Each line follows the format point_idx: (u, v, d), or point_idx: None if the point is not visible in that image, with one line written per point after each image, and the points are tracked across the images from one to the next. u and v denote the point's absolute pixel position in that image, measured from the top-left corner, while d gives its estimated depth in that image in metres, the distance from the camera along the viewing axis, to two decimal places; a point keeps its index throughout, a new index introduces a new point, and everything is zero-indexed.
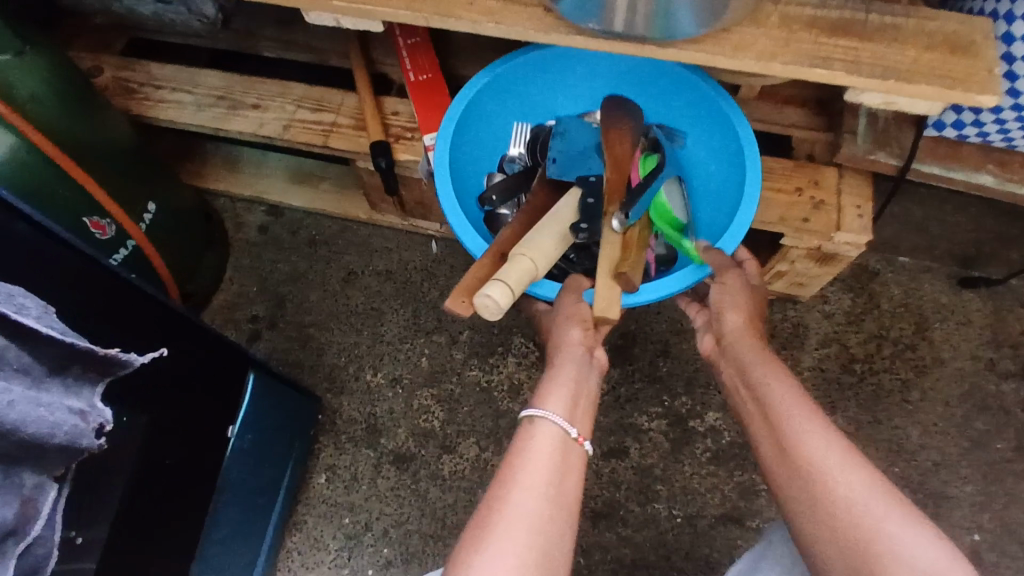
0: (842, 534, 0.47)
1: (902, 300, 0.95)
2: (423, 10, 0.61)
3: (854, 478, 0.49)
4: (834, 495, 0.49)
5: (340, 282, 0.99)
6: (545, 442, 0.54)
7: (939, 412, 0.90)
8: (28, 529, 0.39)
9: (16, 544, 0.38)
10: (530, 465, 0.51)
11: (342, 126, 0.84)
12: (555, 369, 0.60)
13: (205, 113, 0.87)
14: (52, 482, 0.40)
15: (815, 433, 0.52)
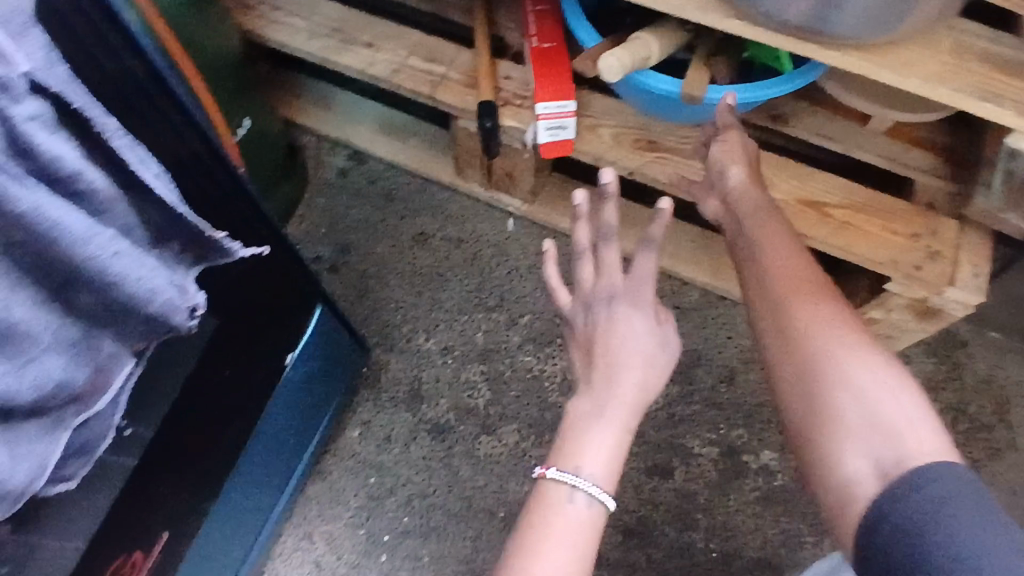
0: (810, 386, 0.48)
1: (988, 376, 0.89)
2: None
3: (838, 336, 0.49)
4: (812, 350, 0.49)
5: (409, 241, 0.97)
6: (562, 509, 0.46)
7: (1007, 501, 0.84)
8: (91, 399, 0.34)
9: (77, 411, 0.34)
10: (549, 540, 0.44)
11: (451, 80, 0.82)
12: (600, 408, 0.49)
13: (316, 42, 0.85)
14: (130, 356, 0.35)
15: (804, 293, 0.52)
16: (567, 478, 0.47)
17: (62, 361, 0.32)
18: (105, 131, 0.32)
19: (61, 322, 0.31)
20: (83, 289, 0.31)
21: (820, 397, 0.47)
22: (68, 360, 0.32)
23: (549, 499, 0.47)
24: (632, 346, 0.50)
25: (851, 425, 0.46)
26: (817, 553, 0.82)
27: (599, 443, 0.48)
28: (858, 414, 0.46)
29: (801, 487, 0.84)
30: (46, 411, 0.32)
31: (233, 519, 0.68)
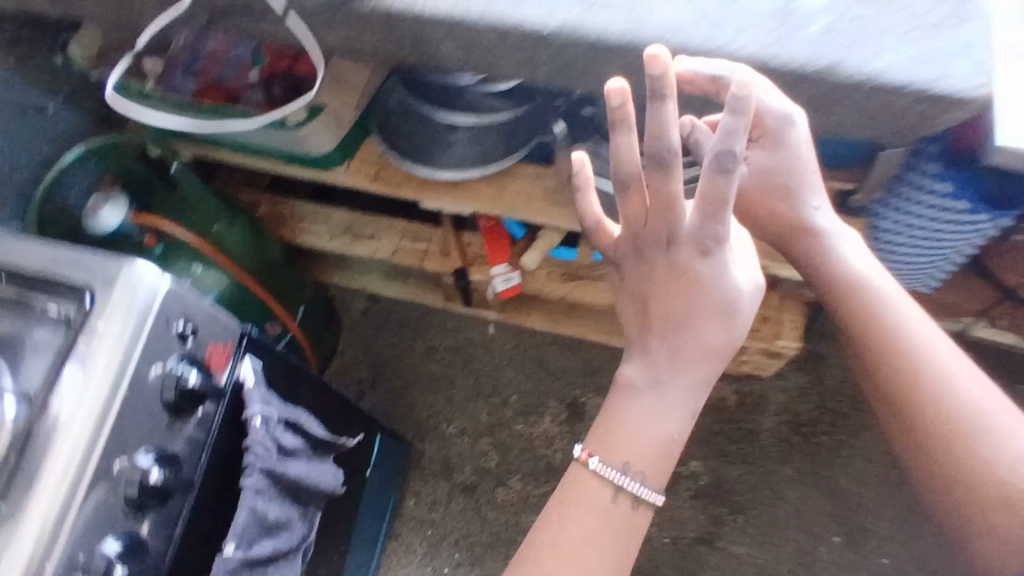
0: (943, 471, 0.61)
1: (841, 379, 1.26)
2: (499, 208, 0.95)
3: (956, 413, 0.61)
4: (925, 432, 0.62)
5: (423, 354, 1.35)
6: (596, 493, 0.65)
7: (864, 466, 1.21)
8: (310, 533, 0.70)
9: (304, 542, 0.70)
10: (597, 535, 0.64)
11: (433, 253, 1.20)
12: (658, 404, 0.66)
13: (336, 240, 1.23)
14: (316, 509, 0.72)
15: (920, 364, 0.63)
16: (613, 474, 0.65)
17: (302, 523, 0.68)
18: (302, 423, 0.68)
19: (299, 507, 0.67)
20: (307, 491, 0.67)
21: (939, 474, 0.61)
22: (302, 521, 0.68)
23: (587, 487, 0.65)
24: (704, 340, 0.65)
25: (1004, 528, 0.57)
26: (737, 526, 1.19)
27: (648, 436, 0.65)
28: (996, 515, 0.57)
29: (719, 481, 1.22)
30: (298, 547, 0.68)
31: None
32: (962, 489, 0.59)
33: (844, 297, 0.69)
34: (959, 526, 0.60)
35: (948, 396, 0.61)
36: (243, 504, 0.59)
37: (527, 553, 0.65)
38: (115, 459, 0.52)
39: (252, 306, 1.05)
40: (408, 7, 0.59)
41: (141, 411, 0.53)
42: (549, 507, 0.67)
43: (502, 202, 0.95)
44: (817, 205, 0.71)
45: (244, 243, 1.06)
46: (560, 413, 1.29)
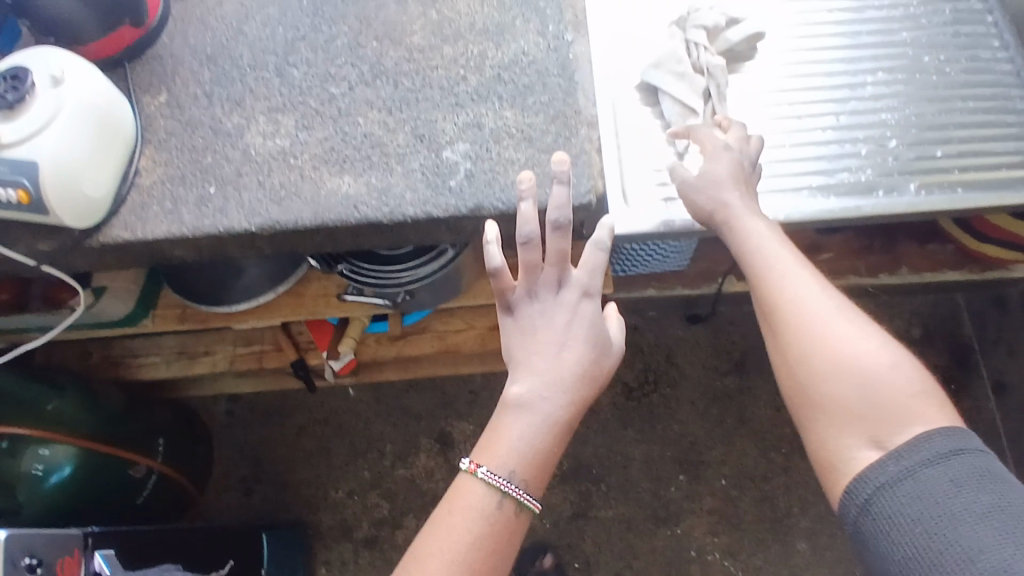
0: (807, 369, 0.59)
1: (655, 341, 1.47)
2: (300, 313, 1.05)
3: (829, 318, 0.60)
4: (795, 335, 0.60)
5: (296, 434, 1.46)
6: (490, 512, 0.62)
7: (690, 408, 1.42)
8: None
9: None
10: (492, 550, 0.61)
11: (269, 350, 1.29)
12: (535, 418, 0.65)
13: (174, 365, 1.29)
14: None
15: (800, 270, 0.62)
16: (499, 482, 0.63)
17: None
18: None
19: None
20: None
21: (801, 376, 0.59)
22: None
23: (473, 506, 0.62)
24: (582, 366, 0.66)
25: (862, 421, 0.56)
26: (602, 494, 1.38)
27: (532, 443, 0.64)
28: (857, 414, 0.57)
29: (579, 461, 1.39)
30: None
31: None
32: (829, 385, 0.58)
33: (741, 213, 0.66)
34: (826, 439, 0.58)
35: (821, 319, 0.60)
36: None
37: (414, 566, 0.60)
38: None
39: (107, 462, 1.14)
40: (131, 238, 0.70)
41: None
42: (433, 529, 0.62)
43: (302, 307, 1.05)
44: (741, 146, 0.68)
45: (81, 410, 1.13)
46: (432, 447, 1.43)
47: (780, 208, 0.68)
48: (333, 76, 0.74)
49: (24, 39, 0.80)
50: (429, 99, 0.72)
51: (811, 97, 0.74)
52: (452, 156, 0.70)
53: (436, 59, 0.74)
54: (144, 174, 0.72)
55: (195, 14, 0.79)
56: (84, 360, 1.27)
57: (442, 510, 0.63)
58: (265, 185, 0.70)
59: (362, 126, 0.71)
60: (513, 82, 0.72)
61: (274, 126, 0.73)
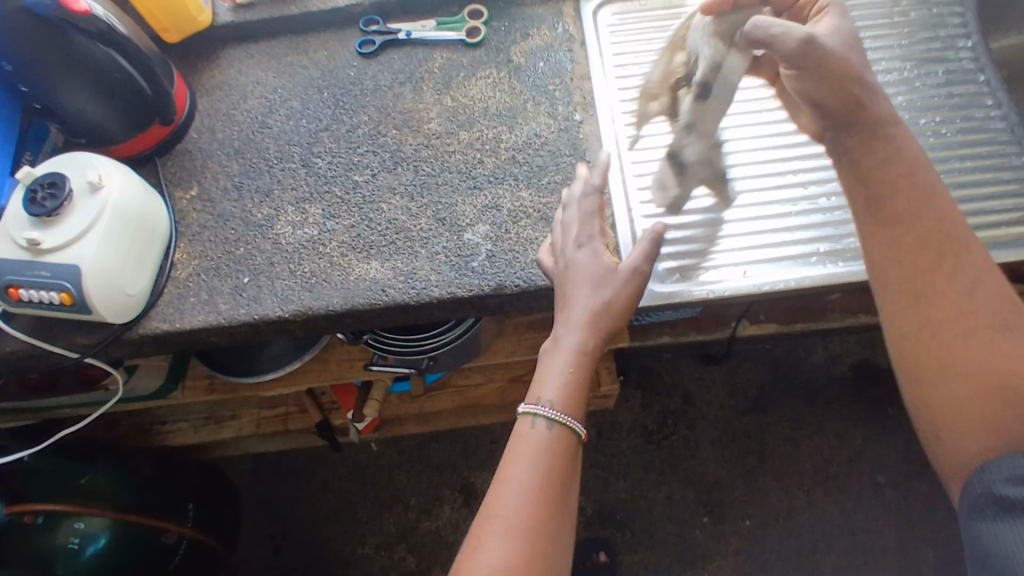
0: (954, 359, 0.56)
1: (672, 383, 1.50)
2: (325, 380, 1.07)
3: (983, 312, 0.57)
4: (947, 322, 0.57)
5: (321, 491, 1.47)
6: (551, 451, 0.59)
7: (709, 448, 1.44)
8: None
9: None
10: (560, 488, 0.59)
11: (294, 412, 1.32)
12: (558, 348, 0.63)
13: (200, 430, 1.31)
14: None
15: (958, 232, 0.58)
16: (541, 409, 0.60)
17: None
18: None
19: None
20: None
21: (939, 349, 0.57)
22: None
23: (536, 445, 0.60)
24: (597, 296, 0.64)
25: (991, 417, 0.54)
26: (627, 538, 1.39)
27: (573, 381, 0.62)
28: (993, 420, 0.54)
29: (603, 506, 1.41)
30: None
31: None
32: (965, 367, 0.56)
33: (879, 158, 0.61)
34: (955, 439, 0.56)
35: (971, 310, 0.57)
36: None
37: (489, 521, 0.57)
38: None
39: (138, 532, 1.15)
40: (169, 328, 0.73)
41: None
42: (497, 478, 0.59)
43: (327, 373, 1.08)
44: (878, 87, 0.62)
45: (109, 483, 1.15)
46: (457, 498, 1.45)
47: (793, 273, 0.71)
48: (356, 165, 0.79)
49: (52, 135, 0.80)
50: (449, 182, 0.76)
51: (815, 162, 0.77)
52: (474, 238, 0.73)
53: (454, 144, 0.78)
54: (179, 265, 0.76)
55: (222, 110, 0.84)
56: (113, 429, 1.30)
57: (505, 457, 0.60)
58: (297, 273, 0.74)
59: (387, 212, 0.75)
60: (527, 164, 0.76)
61: (303, 215, 0.77)
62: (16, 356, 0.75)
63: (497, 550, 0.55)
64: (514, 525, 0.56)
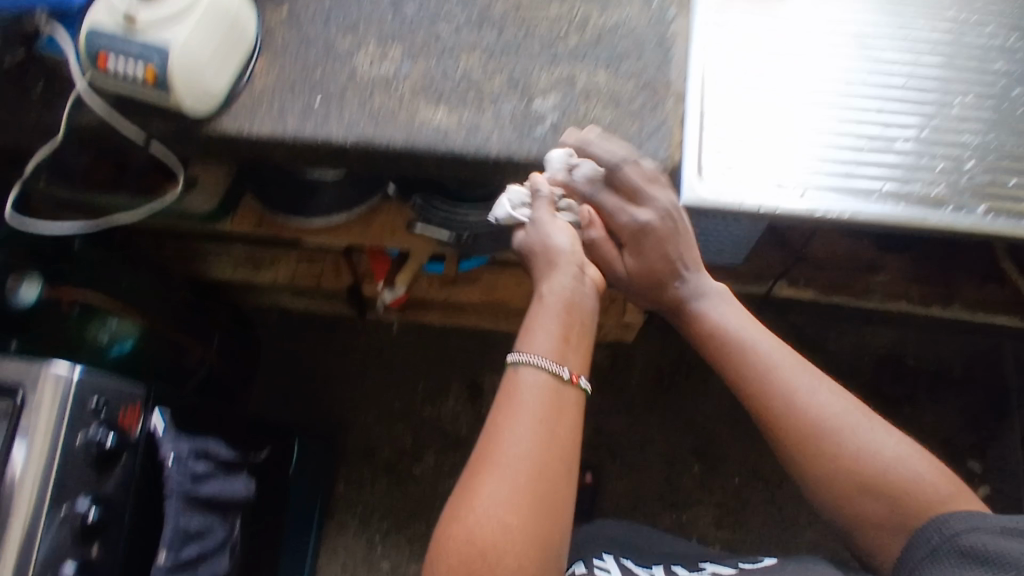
0: (836, 460, 0.72)
1: None
2: (364, 240, 1.11)
3: (850, 425, 0.73)
4: (820, 438, 0.73)
5: (336, 357, 1.53)
6: (536, 392, 0.68)
7: (716, 402, 1.45)
8: (232, 529, 0.88)
9: (230, 539, 0.87)
10: (549, 427, 0.66)
11: (328, 272, 1.36)
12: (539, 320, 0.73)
13: (239, 269, 1.36)
14: (235, 516, 0.89)
15: (783, 385, 0.75)
16: (531, 360, 0.69)
17: (222, 525, 0.85)
18: (210, 449, 0.85)
19: (215, 514, 0.84)
20: (219, 499, 0.84)
21: (819, 461, 0.73)
22: (223, 522, 0.86)
23: (525, 387, 0.68)
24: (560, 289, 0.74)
25: (881, 503, 0.71)
26: (615, 467, 1.42)
27: (554, 331, 0.71)
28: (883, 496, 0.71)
29: (599, 432, 1.44)
30: (224, 545, 0.85)
31: (294, 559, 1.24)
32: (860, 498, 0.72)
33: (704, 338, 0.81)
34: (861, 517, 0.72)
35: (834, 425, 0.73)
36: (168, 520, 0.77)
37: (479, 468, 0.65)
38: (61, 508, 0.69)
39: (166, 344, 1.22)
40: (237, 132, 0.76)
41: (77, 466, 0.71)
42: (487, 429, 0.67)
43: (368, 234, 1.11)
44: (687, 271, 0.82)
45: (148, 294, 1.22)
46: (462, 393, 1.49)
47: (851, 206, 0.72)
48: (443, 15, 0.79)
49: None
50: (529, 49, 0.76)
51: (900, 109, 0.77)
52: (543, 106, 0.74)
53: (541, 14, 0.78)
54: (256, 76, 0.78)
55: None
56: (159, 250, 1.35)
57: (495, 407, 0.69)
58: (364, 105, 0.76)
59: (463, 66, 0.76)
60: (609, 47, 0.76)
61: (382, 53, 0.78)
62: (92, 130, 0.79)
63: (496, 497, 0.63)
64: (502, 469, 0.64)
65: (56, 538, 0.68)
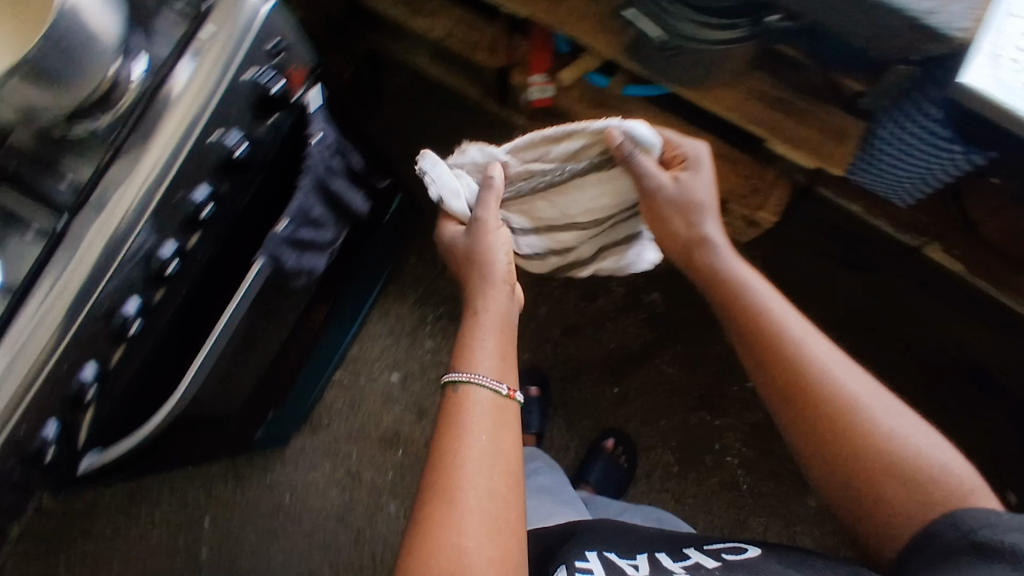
0: (836, 427, 0.69)
1: (804, 262, 1.41)
2: (548, 18, 1.02)
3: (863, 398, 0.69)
4: (823, 402, 0.69)
5: (450, 138, 1.48)
6: (490, 418, 0.70)
7: None
8: (338, 235, 0.87)
9: (332, 243, 0.87)
10: (496, 442, 0.68)
11: (481, 46, 1.24)
12: (483, 339, 0.76)
13: (396, 7, 1.24)
14: (344, 225, 0.88)
15: (791, 342, 0.72)
16: (480, 380, 0.72)
17: (332, 226, 0.85)
18: (347, 151, 0.83)
19: (331, 212, 0.83)
20: (339, 200, 0.83)
21: (824, 427, 0.69)
22: (333, 224, 0.85)
23: (475, 407, 0.70)
24: (494, 309, 0.78)
25: (886, 486, 0.66)
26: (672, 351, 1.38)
27: (492, 344, 0.75)
28: (890, 477, 0.66)
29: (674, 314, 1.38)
30: (326, 245, 0.85)
31: (353, 306, 1.24)
32: (878, 482, 0.67)
33: (720, 291, 0.79)
34: (866, 495, 0.67)
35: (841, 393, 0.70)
36: (299, 193, 0.75)
37: (443, 500, 0.64)
38: (213, 131, 0.66)
39: None
40: None
41: (236, 100, 0.66)
42: (436, 459, 0.67)
43: (554, 12, 1.02)
44: (704, 212, 0.80)
45: None
46: None
47: None
48: None
49: None
50: None
51: None
52: None
53: None
54: None
55: None
56: None
57: (443, 437, 0.68)
58: None
59: None
60: None
61: None
62: None
63: (463, 530, 0.62)
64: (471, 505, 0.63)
65: (204, 155, 0.65)
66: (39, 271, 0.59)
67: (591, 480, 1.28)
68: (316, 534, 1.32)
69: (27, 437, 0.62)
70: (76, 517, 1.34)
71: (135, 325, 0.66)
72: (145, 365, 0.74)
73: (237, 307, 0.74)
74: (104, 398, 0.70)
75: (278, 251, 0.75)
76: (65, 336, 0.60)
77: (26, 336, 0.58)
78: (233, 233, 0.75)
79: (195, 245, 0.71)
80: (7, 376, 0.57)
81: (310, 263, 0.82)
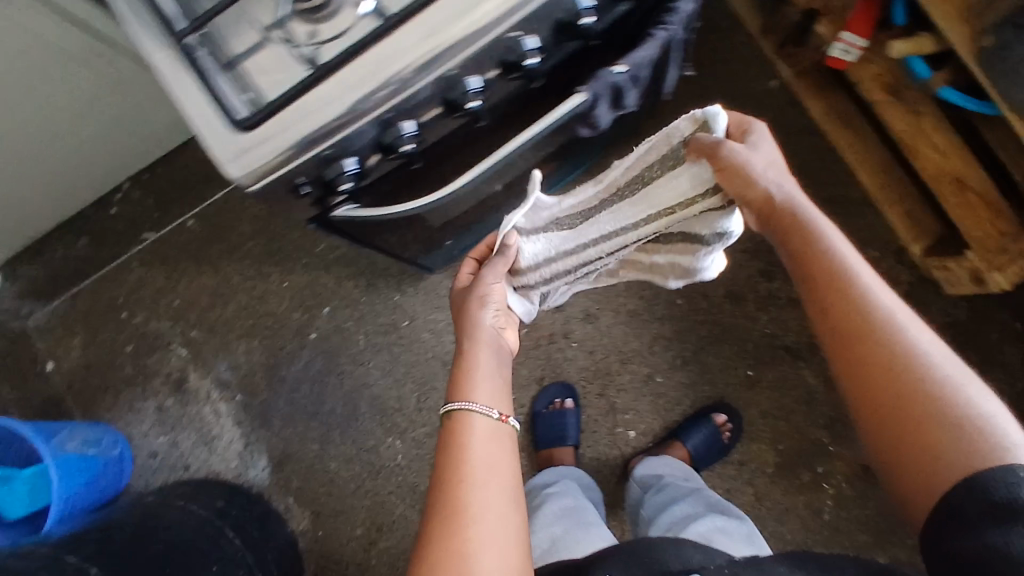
0: (891, 390, 0.58)
1: (1002, 345, 1.29)
2: None
3: (914, 363, 0.58)
4: (879, 372, 0.59)
5: (705, 57, 1.37)
6: (489, 443, 0.75)
7: None
8: (634, 104, 0.81)
9: (624, 109, 0.81)
10: (490, 466, 0.72)
11: None
12: (487, 372, 0.80)
13: None
14: (642, 97, 0.81)
15: (851, 298, 0.61)
16: (477, 410, 0.76)
17: (640, 92, 0.78)
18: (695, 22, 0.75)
19: (649, 78, 0.76)
20: (663, 70, 0.76)
21: (877, 406, 0.59)
22: (641, 91, 0.78)
23: (471, 436, 0.74)
24: (486, 359, 0.82)
25: (927, 455, 0.56)
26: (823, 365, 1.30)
27: (488, 380, 0.79)
28: (933, 451, 0.55)
29: None
30: (622, 107, 0.78)
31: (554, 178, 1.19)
32: (920, 443, 0.56)
33: (783, 246, 0.66)
34: (905, 469, 0.57)
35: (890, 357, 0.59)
36: (650, 43, 0.68)
37: (446, 515, 0.68)
38: None
39: None
40: None
41: None
42: (440, 474, 0.72)
43: None
44: (766, 168, 0.66)
45: None
46: None
47: None
48: None
49: None
50: None
51: None
52: None
53: None
54: None
55: None
56: None
57: (444, 461, 0.74)
58: None
59: None
60: None
61: None
62: None
63: (462, 542, 0.67)
64: (477, 515, 0.68)
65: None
66: (407, 18, 0.58)
67: (688, 445, 1.26)
68: (417, 366, 1.37)
69: (328, 162, 0.62)
70: (217, 252, 1.40)
71: (473, 101, 0.62)
72: (438, 147, 0.70)
73: (549, 124, 0.69)
74: (406, 158, 0.67)
75: (606, 89, 0.68)
76: (418, 76, 0.59)
77: (391, 57, 0.58)
78: (578, 53, 0.69)
79: (553, 43, 0.65)
80: (359, 91, 0.58)
81: (602, 118, 0.76)
